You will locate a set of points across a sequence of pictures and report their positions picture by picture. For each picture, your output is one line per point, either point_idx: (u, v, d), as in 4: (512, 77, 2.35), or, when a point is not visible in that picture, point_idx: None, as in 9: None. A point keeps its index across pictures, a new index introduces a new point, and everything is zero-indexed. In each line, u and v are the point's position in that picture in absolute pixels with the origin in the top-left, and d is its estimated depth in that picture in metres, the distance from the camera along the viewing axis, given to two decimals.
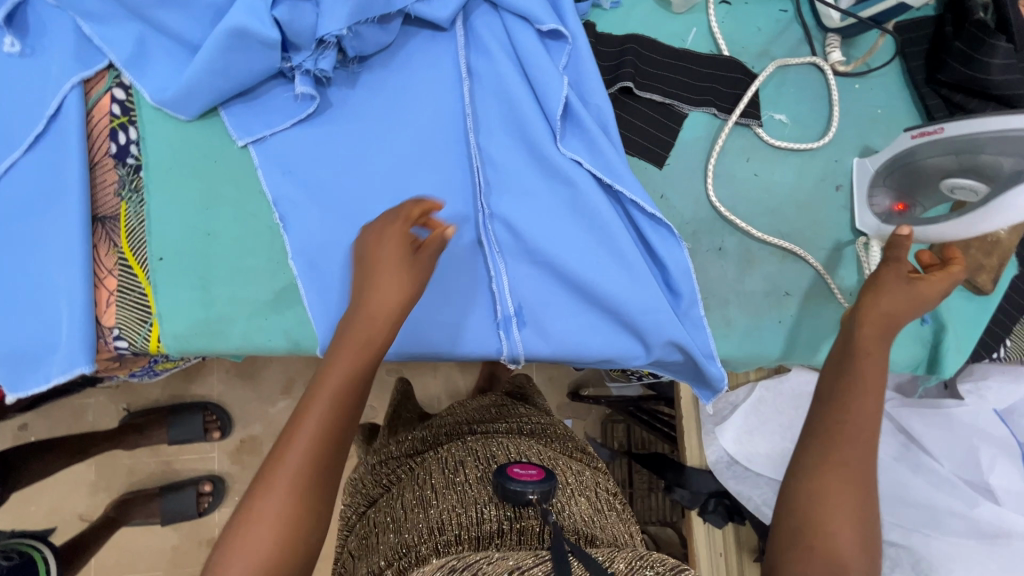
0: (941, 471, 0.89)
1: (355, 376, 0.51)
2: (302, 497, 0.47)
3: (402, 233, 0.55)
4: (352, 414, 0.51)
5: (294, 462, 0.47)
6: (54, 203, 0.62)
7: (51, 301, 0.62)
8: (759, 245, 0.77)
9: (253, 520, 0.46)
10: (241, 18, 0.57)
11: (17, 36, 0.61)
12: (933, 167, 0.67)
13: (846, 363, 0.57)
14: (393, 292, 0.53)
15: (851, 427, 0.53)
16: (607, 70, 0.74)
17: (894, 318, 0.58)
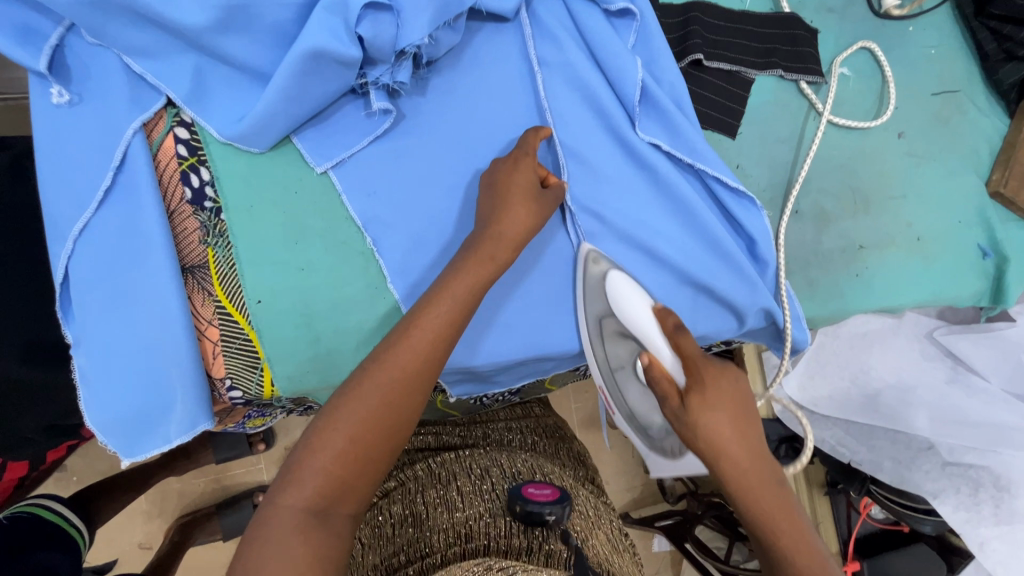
0: (992, 388, 0.95)
1: (453, 329, 0.57)
2: (395, 406, 0.53)
3: (530, 168, 0.63)
4: (436, 372, 0.56)
5: (394, 382, 0.53)
6: (138, 259, 0.59)
7: (152, 362, 0.59)
8: (832, 204, 0.79)
9: (353, 412, 0.52)
10: (319, 39, 0.54)
11: (63, 84, 0.57)
12: (630, 391, 0.70)
13: (738, 411, 0.57)
14: (519, 220, 0.61)
15: (752, 457, 0.56)
16: (675, 41, 0.72)
17: (719, 391, 0.57)
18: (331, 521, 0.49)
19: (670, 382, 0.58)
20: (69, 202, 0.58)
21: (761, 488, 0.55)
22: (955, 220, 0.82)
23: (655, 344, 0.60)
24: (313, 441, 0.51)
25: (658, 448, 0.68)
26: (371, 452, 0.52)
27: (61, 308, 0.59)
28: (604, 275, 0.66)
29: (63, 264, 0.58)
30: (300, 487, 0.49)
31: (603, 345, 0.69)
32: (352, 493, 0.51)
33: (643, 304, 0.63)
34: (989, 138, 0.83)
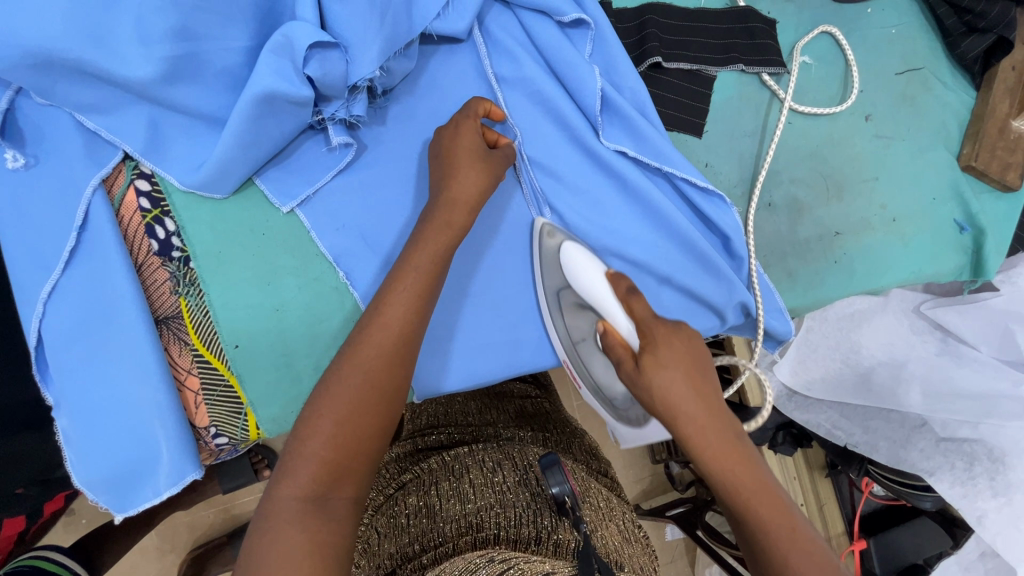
0: (982, 357, 0.95)
1: (427, 295, 0.56)
2: (381, 383, 0.52)
3: (474, 130, 0.61)
4: (416, 345, 0.56)
5: (375, 359, 0.53)
6: (110, 316, 0.58)
7: (135, 417, 0.59)
8: (805, 193, 0.78)
9: (338, 395, 0.51)
10: (266, 81, 0.54)
11: (17, 148, 0.56)
12: (593, 363, 0.67)
13: (699, 369, 0.54)
14: (472, 182, 0.59)
15: (720, 424, 0.52)
16: (632, 46, 0.72)
17: (683, 356, 0.54)
18: (330, 505, 0.48)
19: (624, 345, 0.58)
20: (34, 265, 0.57)
21: (735, 459, 0.51)
22: (929, 198, 0.82)
23: (608, 308, 0.60)
24: (302, 430, 0.50)
25: (622, 417, 0.66)
26: (361, 434, 0.51)
27: (38, 371, 0.59)
28: (559, 247, 0.66)
29: (35, 326, 0.57)
30: (296, 475, 0.48)
31: (562, 318, 0.68)
32: (350, 474, 0.50)
33: (596, 271, 0.62)
34: (957, 112, 0.83)
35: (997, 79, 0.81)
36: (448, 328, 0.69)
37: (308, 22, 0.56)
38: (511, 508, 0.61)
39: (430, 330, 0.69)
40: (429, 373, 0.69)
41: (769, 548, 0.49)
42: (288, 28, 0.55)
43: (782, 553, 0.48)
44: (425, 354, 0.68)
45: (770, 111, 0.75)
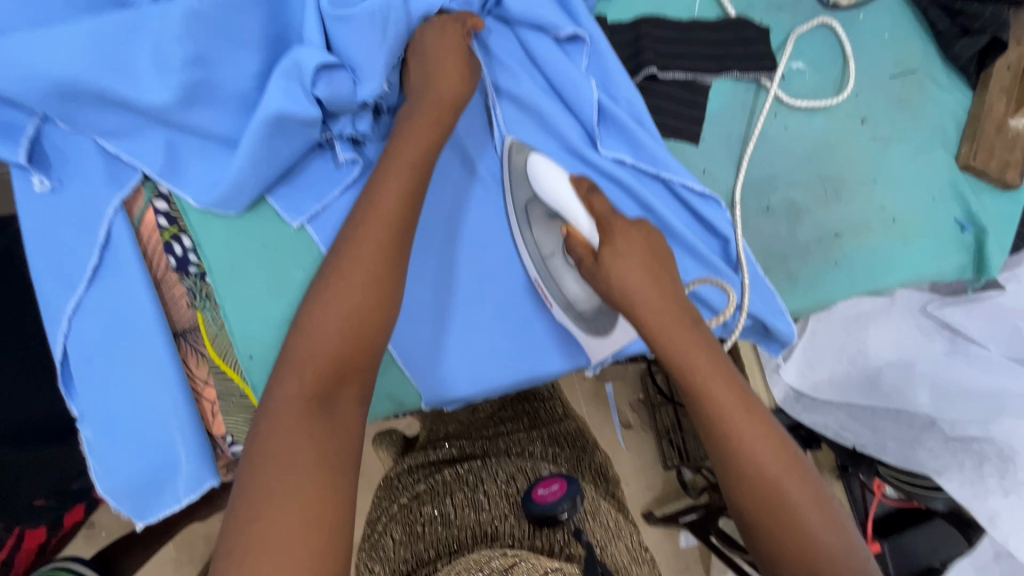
0: (992, 355, 0.94)
1: (408, 210, 0.59)
2: (368, 308, 0.56)
3: (458, 32, 0.63)
4: (410, 235, 0.60)
5: (368, 253, 0.57)
6: (132, 330, 0.61)
7: (154, 426, 0.62)
8: (803, 196, 0.79)
9: (329, 311, 0.55)
10: (280, 105, 0.58)
11: (44, 173, 0.59)
12: (563, 278, 0.70)
13: (658, 262, 0.63)
14: (447, 85, 0.63)
15: (686, 325, 0.61)
16: (628, 58, 0.74)
17: (648, 251, 0.63)
18: (332, 406, 0.53)
19: (585, 245, 0.64)
20: (61, 283, 0.60)
21: (703, 362, 0.60)
22: (928, 197, 0.83)
23: (572, 213, 0.64)
24: (303, 327, 0.55)
25: (590, 329, 0.72)
26: (357, 351, 0.55)
27: (64, 385, 0.61)
28: (527, 161, 0.68)
29: (61, 341, 0.60)
30: (286, 387, 0.53)
31: (531, 232, 0.70)
32: (354, 377, 0.55)
33: (561, 177, 0.65)
34: (953, 113, 0.84)
35: (992, 79, 0.82)
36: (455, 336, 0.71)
37: (313, 46, 0.59)
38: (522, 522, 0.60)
39: (437, 339, 0.70)
40: (437, 381, 0.70)
41: (723, 425, 0.58)
42: (297, 53, 0.59)
43: (737, 430, 0.58)
44: (432, 363, 0.70)
45: (756, 113, 0.76)
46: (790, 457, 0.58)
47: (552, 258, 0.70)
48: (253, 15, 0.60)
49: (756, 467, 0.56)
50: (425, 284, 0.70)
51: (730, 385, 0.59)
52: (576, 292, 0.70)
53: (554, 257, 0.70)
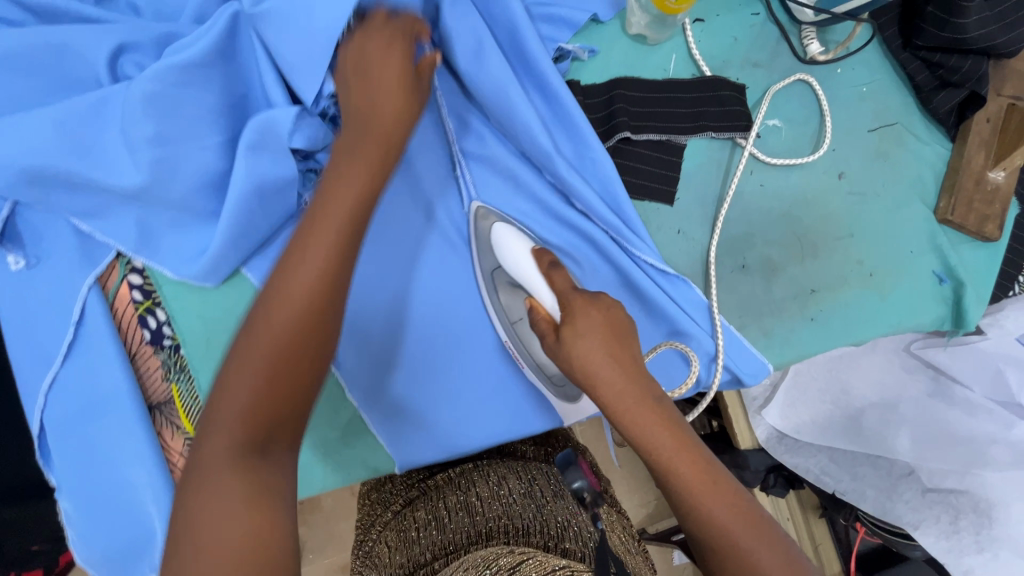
0: (974, 398, 0.94)
1: (356, 229, 0.50)
2: (314, 310, 0.47)
3: (403, 41, 0.55)
4: (348, 267, 0.50)
5: (297, 300, 0.47)
6: (107, 404, 0.62)
7: (130, 498, 0.63)
8: (780, 254, 0.79)
9: (249, 350, 0.46)
10: (261, 172, 0.59)
11: (18, 251, 0.60)
12: (531, 342, 0.69)
13: (620, 338, 0.58)
14: (383, 93, 0.54)
15: (652, 406, 0.56)
16: (601, 121, 0.74)
17: (609, 326, 0.59)
18: (269, 459, 0.46)
19: (547, 319, 0.62)
20: (37, 359, 0.62)
21: (671, 446, 0.54)
22: (907, 251, 0.83)
23: (534, 286, 0.64)
24: (221, 387, 0.45)
25: (562, 394, 0.71)
26: (294, 400, 0.47)
27: (41, 457, 0.62)
28: (492, 228, 0.69)
29: (38, 416, 0.61)
30: (224, 428, 0.45)
31: (498, 297, 0.70)
32: (284, 425, 0.47)
33: (523, 248, 0.66)
34: (932, 165, 0.84)
35: (972, 132, 0.82)
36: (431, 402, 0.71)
37: (283, 110, 0.59)
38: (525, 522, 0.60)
39: (412, 404, 0.71)
40: (413, 446, 0.71)
41: (692, 507, 0.52)
42: (268, 115, 0.59)
43: (707, 513, 0.51)
44: (407, 428, 0.71)
45: (731, 171, 0.77)
46: (774, 539, 0.50)
47: (516, 327, 0.69)
48: (207, 87, 0.58)
49: (729, 548, 0.50)
50: (397, 350, 0.70)
51: (698, 467, 0.53)
52: (540, 362, 0.69)
53: (517, 326, 0.69)
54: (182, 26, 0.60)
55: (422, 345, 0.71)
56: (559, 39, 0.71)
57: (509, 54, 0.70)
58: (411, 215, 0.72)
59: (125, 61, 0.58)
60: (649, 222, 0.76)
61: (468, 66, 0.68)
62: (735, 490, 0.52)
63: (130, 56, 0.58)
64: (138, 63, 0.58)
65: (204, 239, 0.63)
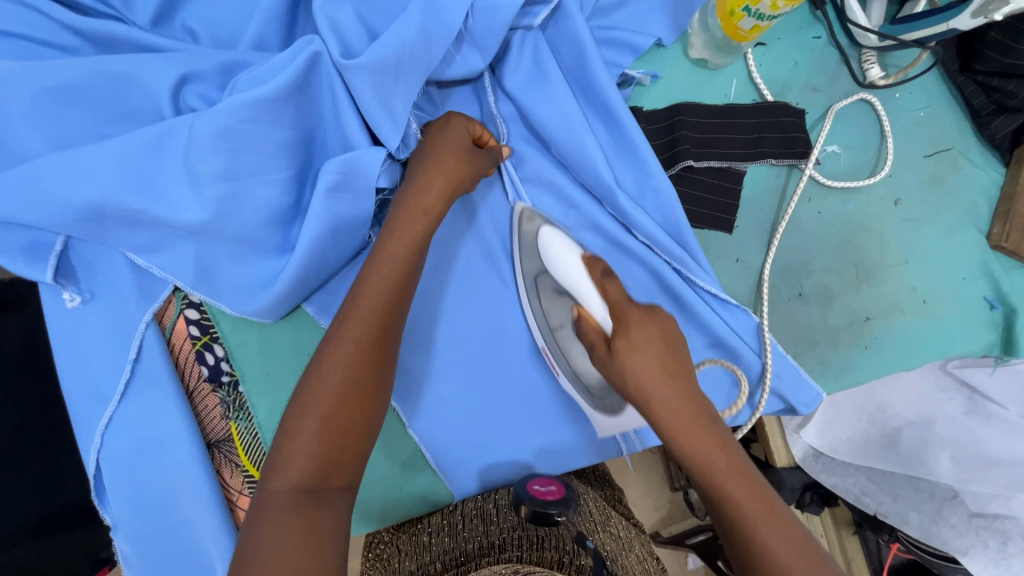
0: (1010, 416, 0.94)
1: (402, 290, 0.56)
2: (366, 369, 0.53)
3: (461, 125, 0.62)
4: (397, 326, 0.56)
5: (354, 354, 0.53)
6: (163, 445, 0.60)
7: (185, 541, 0.60)
8: (837, 282, 0.79)
9: (319, 394, 0.51)
10: (339, 214, 0.59)
11: (73, 286, 0.58)
12: (571, 351, 0.67)
13: (676, 355, 0.56)
14: (443, 167, 0.59)
15: (712, 430, 0.53)
16: (662, 147, 0.73)
17: (664, 340, 0.57)
18: (326, 498, 0.49)
19: (598, 332, 0.60)
20: (91, 398, 0.60)
21: (732, 475, 0.51)
22: (959, 277, 0.81)
23: (585, 294, 0.63)
24: (287, 427, 0.50)
25: (598, 404, 0.68)
26: (348, 441, 0.51)
27: (97, 497, 0.61)
28: (538, 231, 0.69)
29: (94, 456, 0.60)
30: (288, 468, 0.49)
31: (540, 302, 0.69)
32: (341, 468, 0.51)
33: (574, 257, 0.66)
34: (987, 190, 0.82)
35: None
36: (489, 433, 0.71)
37: (368, 151, 0.59)
38: (534, 533, 0.60)
39: (471, 435, 0.71)
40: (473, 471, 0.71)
41: (748, 532, 0.49)
42: (355, 155, 0.58)
43: (759, 538, 0.49)
44: (465, 458, 0.71)
45: (787, 196, 0.75)
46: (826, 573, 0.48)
47: (557, 327, 0.67)
48: (275, 121, 0.57)
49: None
50: (459, 385, 0.71)
51: (757, 494, 0.51)
52: (578, 365, 0.67)
53: (559, 330, 0.68)
54: (244, 53, 0.58)
55: (483, 376, 0.71)
56: (623, 63, 0.71)
57: (573, 80, 0.69)
58: (463, 243, 0.72)
59: (189, 91, 0.56)
60: (708, 250, 0.76)
61: (532, 95, 0.68)
62: (792, 521, 0.50)
63: (194, 87, 0.56)
64: (201, 94, 0.57)
65: (267, 272, 0.61)
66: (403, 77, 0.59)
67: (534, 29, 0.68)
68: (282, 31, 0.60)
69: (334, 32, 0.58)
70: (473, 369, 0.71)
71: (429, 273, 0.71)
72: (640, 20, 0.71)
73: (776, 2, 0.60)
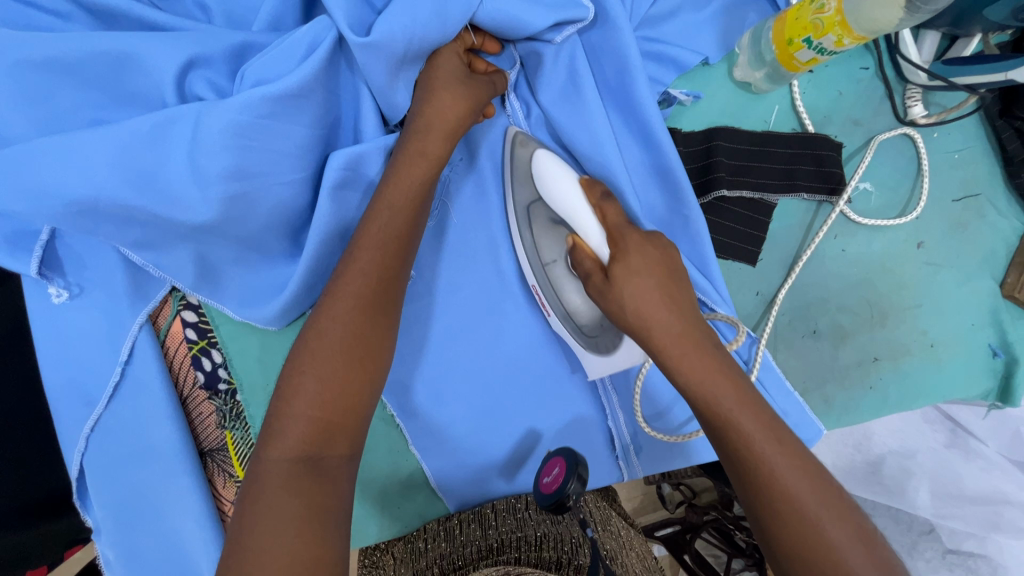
0: (988, 452, 0.92)
1: (405, 241, 0.52)
2: (360, 331, 0.49)
3: (455, 52, 0.56)
4: (401, 280, 0.52)
5: (356, 305, 0.49)
6: (151, 453, 0.57)
7: (173, 551, 0.57)
8: (852, 323, 0.78)
9: (316, 353, 0.48)
10: (344, 215, 0.55)
11: (61, 280, 0.54)
12: (563, 286, 0.63)
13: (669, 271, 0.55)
14: (448, 108, 0.53)
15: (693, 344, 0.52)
16: (697, 172, 0.70)
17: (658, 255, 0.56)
18: (325, 464, 0.46)
19: (594, 260, 0.57)
20: (77, 399, 0.56)
21: (700, 368, 0.51)
22: (967, 323, 0.79)
23: (580, 219, 0.59)
24: (286, 388, 0.48)
25: (591, 344, 0.64)
26: (343, 395, 0.48)
27: (79, 499, 0.58)
28: (532, 155, 0.63)
29: (77, 460, 0.56)
30: (286, 436, 0.46)
31: (532, 235, 0.64)
32: (342, 433, 0.48)
33: (570, 182, 0.60)
34: (1006, 239, 0.80)
35: None
36: (491, 456, 0.68)
37: (374, 141, 0.55)
38: (533, 535, 0.60)
39: (470, 455, 0.68)
40: (471, 491, 0.69)
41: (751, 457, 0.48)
42: (361, 150, 0.54)
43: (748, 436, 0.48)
44: (465, 477, 0.68)
45: (813, 232, 0.72)
46: (841, 504, 0.46)
47: (547, 258, 0.63)
48: (295, 119, 0.51)
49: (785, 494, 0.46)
50: (464, 406, 0.67)
51: (757, 413, 0.49)
52: (566, 297, 0.63)
53: (550, 263, 0.63)
54: (259, 35, 0.52)
55: (491, 399, 0.68)
56: (665, 81, 0.68)
57: (612, 91, 0.65)
58: (481, 255, 0.67)
59: (194, 77, 0.50)
60: (730, 282, 0.73)
61: (566, 108, 0.64)
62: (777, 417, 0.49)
63: (199, 72, 0.51)
64: (209, 80, 0.51)
65: (274, 278, 0.57)
66: (413, 57, 0.53)
67: (571, 38, 0.62)
68: (302, 13, 0.54)
69: (360, 23, 0.52)
70: (478, 390, 0.67)
71: (442, 285, 0.66)
72: (689, 34, 0.67)
73: (842, 40, 0.59)
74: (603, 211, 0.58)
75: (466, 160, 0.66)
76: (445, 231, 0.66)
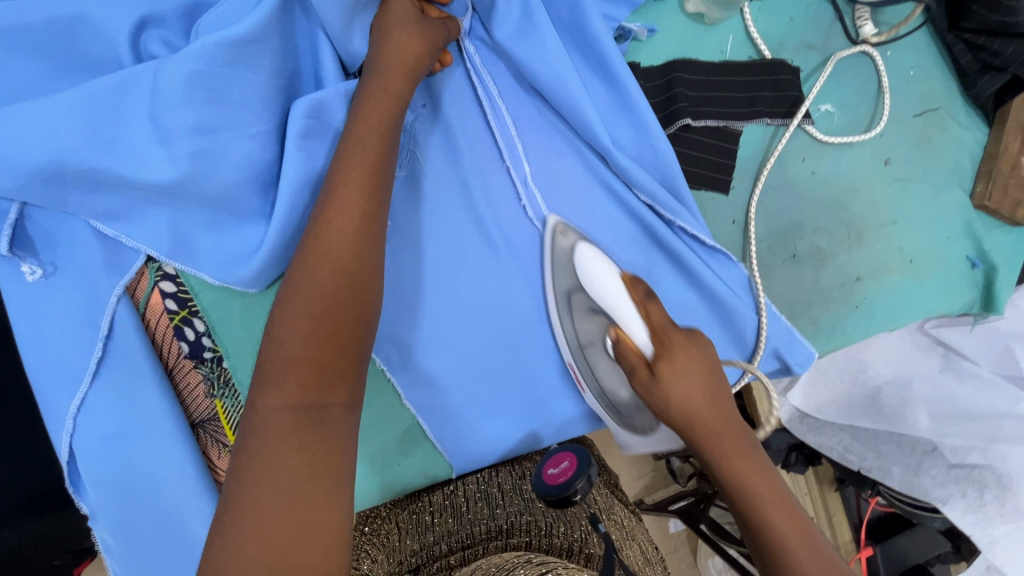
0: (981, 372, 0.93)
1: (379, 178, 0.52)
2: (347, 269, 0.49)
3: None
4: (380, 220, 0.52)
5: (342, 249, 0.49)
6: (140, 429, 0.56)
7: (171, 527, 0.56)
8: (830, 244, 0.79)
9: (303, 297, 0.48)
10: (312, 166, 0.55)
11: (34, 259, 0.54)
12: (599, 369, 0.64)
13: (711, 371, 0.54)
14: (403, 47, 0.54)
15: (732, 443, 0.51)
16: (660, 106, 0.71)
17: (708, 366, 0.55)
18: (326, 413, 0.45)
19: (638, 354, 0.56)
20: (59, 379, 0.55)
21: (741, 459, 0.51)
22: (943, 236, 0.81)
23: (621, 314, 0.57)
24: (278, 331, 0.47)
25: (624, 422, 0.66)
26: (339, 335, 0.47)
27: (72, 485, 0.57)
28: (573, 247, 0.65)
29: (66, 441, 0.55)
30: (282, 386, 0.45)
31: (572, 321, 0.65)
32: (340, 378, 0.47)
33: (614, 276, 0.60)
34: (970, 150, 0.82)
35: (1009, 117, 0.79)
36: (487, 403, 0.68)
37: (335, 88, 0.55)
38: (543, 520, 0.61)
39: (465, 404, 0.68)
40: (471, 443, 0.68)
41: (782, 555, 0.47)
42: (324, 95, 0.55)
43: (781, 537, 0.47)
44: (463, 428, 0.68)
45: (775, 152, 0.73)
46: None
47: (585, 353, 0.65)
48: (254, 69, 0.52)
49: None
50: (454, 356, 0.67)
51: (788, 509, 0.49)
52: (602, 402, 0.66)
53: (586, 347, 0.64)
54: None
55: (481, 348, 0.68)
56: (618, 17, 0.69)
57: (567, 30, 0.66)
58: (456, 205, 0.68)
59: (149, 37, 0.51)
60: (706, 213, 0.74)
61: (523, 46, 0.65)
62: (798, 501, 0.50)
63: (153, 33, 0.52)
64: (165, 41, 0.52)
65: (246, 238, 0.55)
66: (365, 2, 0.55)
67: None
68: None
69: None
70: (467, 338, 0.67)
71: (420, 238, 0.66)
72: None
73: None
74: (648, 313, 0.57)
75: (430, 109, 0.67)
76: (418, 183, 0.66)
